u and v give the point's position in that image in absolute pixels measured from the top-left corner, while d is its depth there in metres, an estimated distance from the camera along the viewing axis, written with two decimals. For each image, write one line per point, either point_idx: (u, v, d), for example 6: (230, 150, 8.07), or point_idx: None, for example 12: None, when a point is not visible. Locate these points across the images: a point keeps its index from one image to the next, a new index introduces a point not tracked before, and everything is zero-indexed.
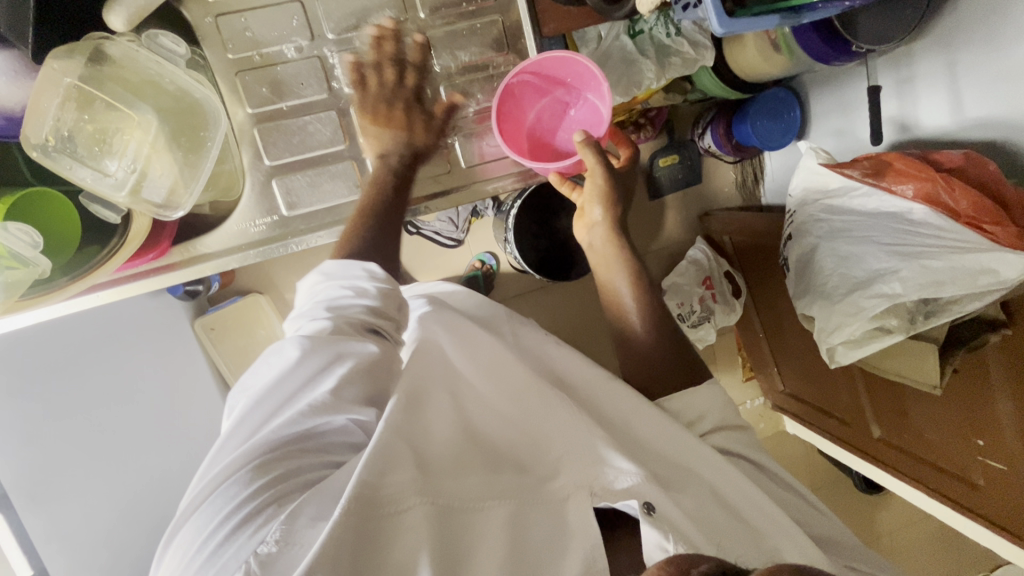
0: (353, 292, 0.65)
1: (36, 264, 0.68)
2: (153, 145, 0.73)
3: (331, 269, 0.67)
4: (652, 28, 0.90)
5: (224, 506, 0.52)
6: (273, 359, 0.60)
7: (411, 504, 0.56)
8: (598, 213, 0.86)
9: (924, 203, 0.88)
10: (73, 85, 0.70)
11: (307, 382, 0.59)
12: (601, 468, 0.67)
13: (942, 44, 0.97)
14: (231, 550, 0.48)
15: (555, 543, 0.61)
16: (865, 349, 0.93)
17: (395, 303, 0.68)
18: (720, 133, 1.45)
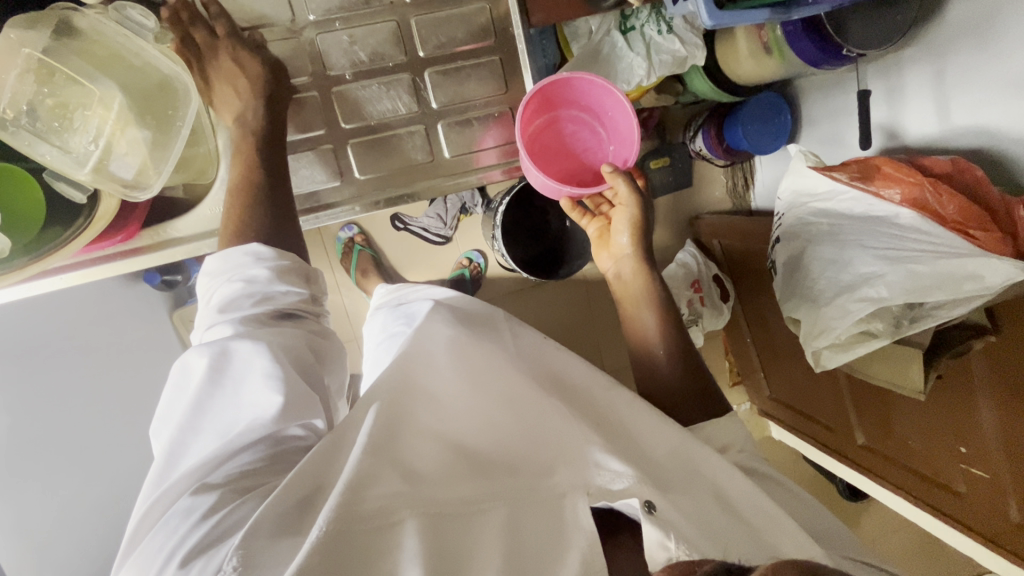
0: (243, 282, 0.62)
1: None
2: (119, 122, 0.69)
3: (216, 264, 0.63)
4: (644, 25, 0.90)
5: (169, 544, 0.49)
6: (184, 380, 0.59)
7: (400, 517, 0.54)
8: (626, 242, 0.86)
9: (911, 207, 0.87)
10: (33, 56, 0.65)
11: (230, 393, 0.58)
12: (590, 467, 0.63)
13: (930, 47, 0.98)
14: (191, 574, 0.46)
15: (553, 541, 0.57)
16: (851, 353, 0.92)
17: (299, 273, 0.66)
18: (711, 136, 1.45)
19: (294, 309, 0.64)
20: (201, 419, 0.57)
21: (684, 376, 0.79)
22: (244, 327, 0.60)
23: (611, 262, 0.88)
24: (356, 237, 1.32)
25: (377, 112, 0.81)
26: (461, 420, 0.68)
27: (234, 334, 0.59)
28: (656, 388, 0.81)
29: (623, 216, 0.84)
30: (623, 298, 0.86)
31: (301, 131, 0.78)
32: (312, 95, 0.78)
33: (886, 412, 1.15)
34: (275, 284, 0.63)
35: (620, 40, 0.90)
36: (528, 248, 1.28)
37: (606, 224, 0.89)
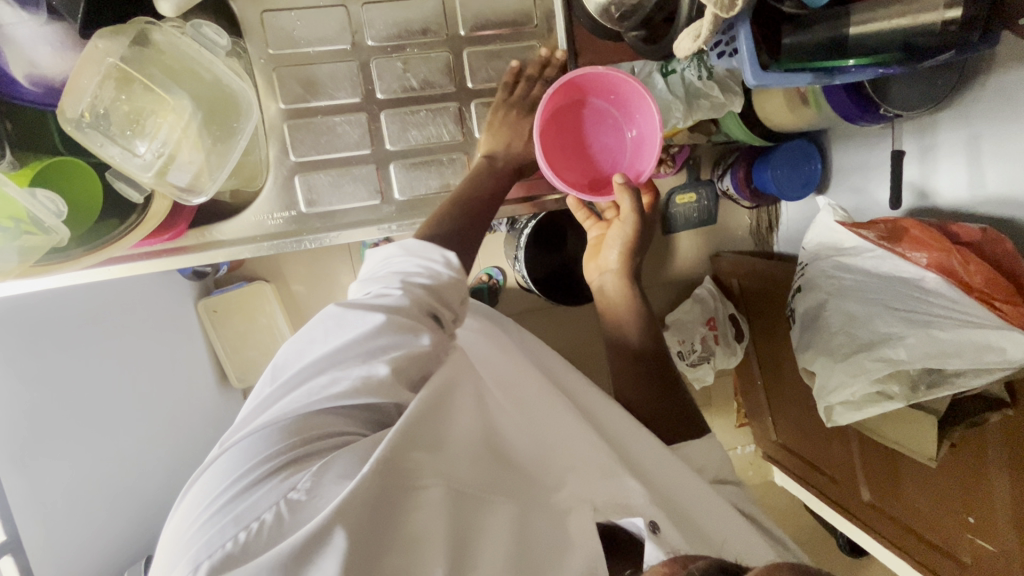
0: (424, 272, 0.65)
1: (55, 234, 0.66)
2: (185, 130, 0.72)
3: (411, 244, 0.67)
4: (684, 70, 0.91)
5: (248, 458, 0.50)
6: (330, 325, 0.59)
7: (429, 483, 0.54)
8: (614, 257, 0.88)
9: (936, 271, 0.87)
10: (114, 65, 0.69)
11: (361, 347, 0.57)
12: (612, 483, 0.66)
13: (965, 117, 0.98)
14: (259, 492, 0.48)
15: (554, 547, 0.59)
16: (865, 412, 0.92)
17: (457, 294, 0.66)
18: (739, 177, 1.46)
19: (437, 310, 0.64)
20: (316, 373, 0.56)
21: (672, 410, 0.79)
22: (407, 306, 0.60)
23: (597, 274, 0.90)
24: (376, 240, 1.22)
25: (424, 135, 0.83)
26: (499, 433, 0.71)
27: (395, 310, 0.59)
28: (641, 404, 0.81)
29: (617, 232, 0.86)
30: (607, 308, 0.88)
31: (349, 149, 0.81)
32: (363, 115, 0.81)
33: (894, 469, 1.14)
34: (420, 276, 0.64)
35: (661, 83, 0.92)
36: (548, 271, 1.30)
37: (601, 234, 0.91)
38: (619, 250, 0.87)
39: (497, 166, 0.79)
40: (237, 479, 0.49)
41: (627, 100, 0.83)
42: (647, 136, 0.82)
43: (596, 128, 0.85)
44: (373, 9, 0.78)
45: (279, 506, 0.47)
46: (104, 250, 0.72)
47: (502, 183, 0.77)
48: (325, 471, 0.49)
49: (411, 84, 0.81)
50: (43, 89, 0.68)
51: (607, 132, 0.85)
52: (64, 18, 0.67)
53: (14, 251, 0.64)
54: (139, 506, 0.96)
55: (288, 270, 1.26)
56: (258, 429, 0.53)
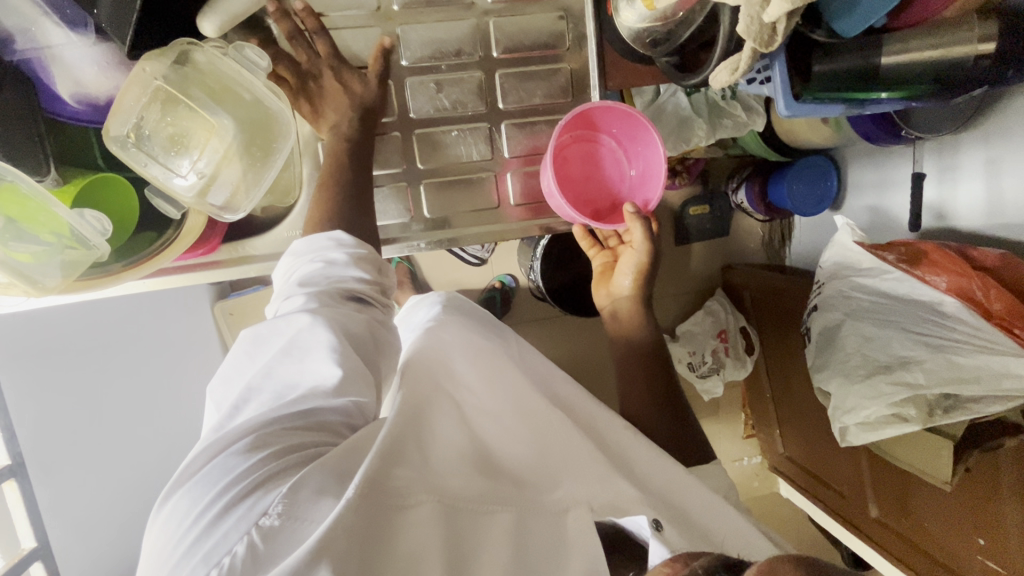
0: (323, 262, 0.65)
1: (97, 249, 0.67)
2: (225, 150, 0.72)
3: (299, 247, 0.67)
4: (709, 89, 0.93)
5: (215, 484, 0.51)
6: (252, 348, 0.61)
7: (418, 500, 0.56)
8: (626, 284, 0.87)
9: (956, 296, 0.88)
10: (161, 87, 0.70)
11: (295, 358, 0.59)
12: (603, 484, 0.67)
13: (987, 143, 0.99)
14: (229, 521, 0.48)
15: (553, 552, 0.61)
16: (880, 434, 0.92)
17: (373, 265, 0.67)
18: (755, 191, 1.46)
19: (362, 293, 0.65)
20: (259, 385, 0.59)
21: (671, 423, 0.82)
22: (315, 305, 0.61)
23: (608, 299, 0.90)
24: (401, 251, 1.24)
25: (453, 152, 0.84)
26: (481, 429, 0.71)
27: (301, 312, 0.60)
28: (636, 405, 0.83)
29: (630, 259, 0.86)
30: (618, 334, 0.88)
31: (378, 165, 0.82)
32: (393, 132, 0.82)
33: (902, 487, 1.15)
34: (347, 269, 0.65)
35: (684, 101, 0.93)
36: (564, 282, 1.30)
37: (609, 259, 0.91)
38: (629, 275, 0.87)
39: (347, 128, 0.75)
40: (205, 510, 0.49)
41: (631, 137, 0.84)
42: (652, 170, 0.82)
43: (598, 161, 0.87)
44: (407, 28, 0.79)
45: (250, 535, 0.47)
46: (143, 265, 0.74)
47: (364, 136, 0.76)
48: (299, 490, 0.50)
49: (442, 101, 0.82)
50: (89, 107, 0.70)
51: (610, 164, 0.87)
52: (110, 39, 0.68)
53: (56, 267, 0.65)
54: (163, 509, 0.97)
55: None
56: (223, 449, 0.54)
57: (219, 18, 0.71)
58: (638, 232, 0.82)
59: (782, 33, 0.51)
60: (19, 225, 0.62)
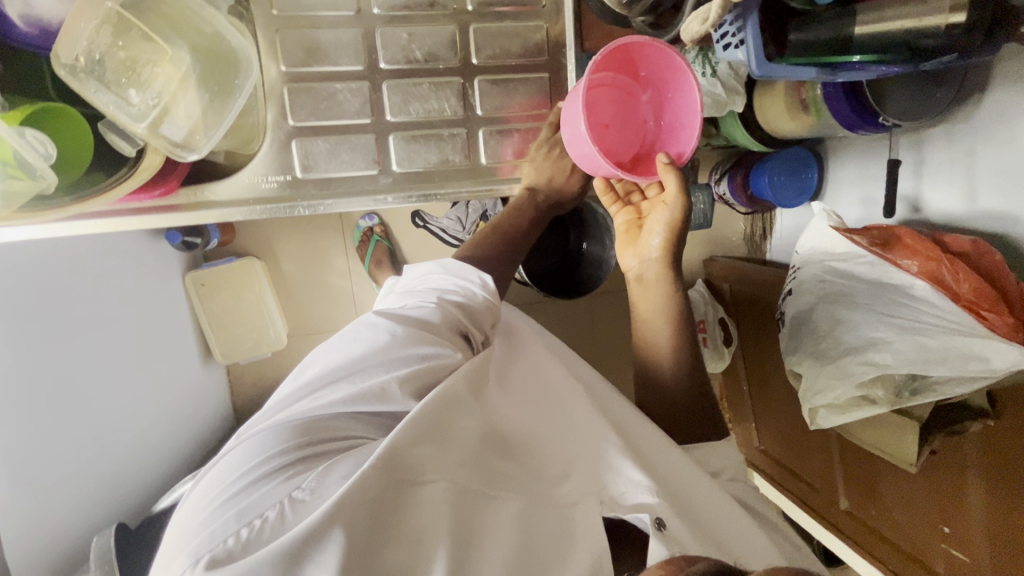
0: (460, 292, 0.75)
1: (43, 179, 0.64)
2: (182, 81, 0.69)
3: (449, 263, 0.77)
4: (688, 65, 0.93)
5: (260, 452, 0.54)
6: (351, 338, 0.66)
7: (433, 479, 0.55)
8: (656, 243, 0.81)
9: (927, 280, 0.88)
10: (113, 10, 0.66)
11: (380, 359, 0.63)
12: (613, 475, 0.63)
13: (957, 128, 1.00)
14: (263, 489, 0.51)
15: (562, 539, 0.58)
16: (849, 416, 0.91)
17: (488, 316, 0.76)
18: (737, 182, 1.47)
19: (467, 331, 0.73)
20: (343, 373, 0.62)
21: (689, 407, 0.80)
22: (437, 324, 0.70)
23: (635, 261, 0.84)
24: (376, 228, 1.29)
25: (425, 109, 0.83)
26: (509, 414, 0.71)
27: (427, 324, 0.69)
28: (664, 400, 0.82)
29: (659, 217, 0.80)
30: (642, 300, 0.83)
31: (348, 117, 0.81)
32: (364, 83, 0.81)
33: (872, 476, 1.15)
34: (451, 292, 0.75)
35: None
36: (540, 264, 1.29)
37: (634, 217, 0.85)
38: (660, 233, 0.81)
39: (537, 201, 0.85)
40: (245, 472, 0.52)
41: (663, 82, 0.79)
42: (682, 118, 0.78)
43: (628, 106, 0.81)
44: None
45: (282, 505, 0.49)
46: (93, 200, 0.70)
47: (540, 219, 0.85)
48: (329, 473, 0.52)
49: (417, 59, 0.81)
50: (39, 32, 0.67)
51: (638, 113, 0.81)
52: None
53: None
54: (124, 479, 0.93)
55: (279, 247, 1.25)
56: (282, 422, 0.58)
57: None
58: (670, 183, 0.77)
59: None
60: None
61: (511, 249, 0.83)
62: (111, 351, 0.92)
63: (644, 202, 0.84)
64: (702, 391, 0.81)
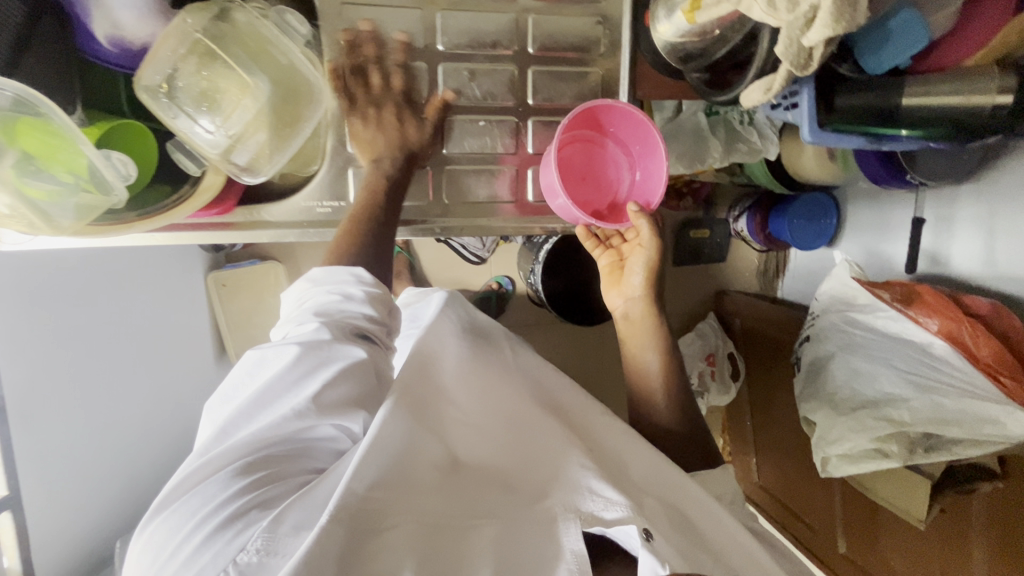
0: (341, 297, 0.62)
1: (114, 194, 0.63)
2: (255, 112, 0.71)
3: (320, 275, 0.65)
4: (728, 111, 0.94)
5: (201, 507, 0.51)
6: (255, 368, 0.59)
7: (395, 521, 0.54)
8: (638, 282, 0.85)
9: (945, 339, 0.90)
10: (200, 40, 0.68)
11: (291, 391, 0.58)
12: (580, 496, 0.62)
13: (983, 192, 1.02)
14: (209, 554, 0.48)
15: (544, 557, 0.57)
16: (860, 467, 0.92)
17: (386, 307, 0.65)
18: (755, 221, 1.49)
19: (369, 333, 0.63)
20: (237, 425, 0.57)
21: (681, 422, 0.82)
22: (327, 335, 0.59)
23: (621, 300, 0.87)
24: None
25: (477, 139, 0.84)
26: (466, 441, 0.70)
27: (314, 342, 0.58)
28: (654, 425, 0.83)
29: (639, 256, 0.84)
30: (627, 338, 0.86)
31: None
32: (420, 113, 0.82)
33: (873, 524, 1.16)
34: (362, 306, 0.62)
35: (704, 123, 0.95)
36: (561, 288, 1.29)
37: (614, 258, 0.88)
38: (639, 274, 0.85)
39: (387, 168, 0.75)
40: (187, 535, 0.50)
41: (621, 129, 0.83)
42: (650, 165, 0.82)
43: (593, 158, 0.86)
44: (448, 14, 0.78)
45: (225, 573, 0.46)
46: (157, 217, 0.70)
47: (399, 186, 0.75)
48: (279, 524, 0.49)
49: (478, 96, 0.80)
50: (118, 50, 0.68)
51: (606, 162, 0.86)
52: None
53: (70, 208, 0.60)
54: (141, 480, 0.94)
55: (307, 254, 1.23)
56: (217, 470, 0.54)
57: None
58: (648, 234, 0.81)
59: (819, 56, 0.51)
60: (30, 173, 0.57)
61: (384, 224, 0.72)
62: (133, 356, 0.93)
63: (624, 243, 0.87)
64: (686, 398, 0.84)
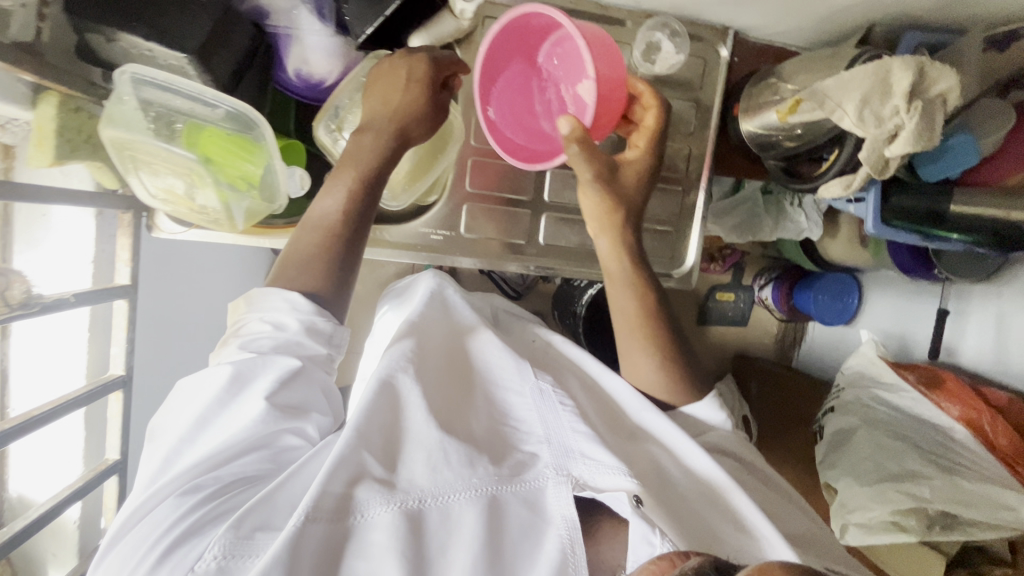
0: (274, 326, 0.56)
1: (277, 203, 0.60)
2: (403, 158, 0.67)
3: (255, 296, 0.57)
4: (780, 193, 1.03)
5: (147, 536, 0.48)
6: (185, 394, 0.54)
7: (379, 504, 0.53)
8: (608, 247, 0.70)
9: (965, 426, 0.97)
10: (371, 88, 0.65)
11: (230, 413, 0.53)
12: (575, 464, 0.61)
13: (997, 293, 1.10)
14: (168, 567, 0.46)
15: (531, 528, 0.57)
16: (877, 537, 0.97)
17: (325, 337, 0.57)
18: (781, 292, 1.57)
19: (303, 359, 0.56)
20: (181, 451, 0.52)
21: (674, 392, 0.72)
22: (258, 366, 0.53)
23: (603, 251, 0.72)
24: None
25: None
26: (448, 402, 0.66)
27: (241, 372, 0.53)
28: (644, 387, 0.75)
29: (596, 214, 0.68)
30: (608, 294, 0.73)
31: None
32: None
33: None
34: (299, 335, 0.55)
35: (758, 200, 1.04)
36: None
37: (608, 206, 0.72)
38: (600, 202, 0.67)
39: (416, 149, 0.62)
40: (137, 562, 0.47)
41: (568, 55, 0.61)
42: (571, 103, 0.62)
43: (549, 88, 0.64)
44: None
45: None
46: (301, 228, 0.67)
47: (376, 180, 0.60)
48: (239, 526, 0.48)
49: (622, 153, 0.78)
50: (301, 81, 0.65)
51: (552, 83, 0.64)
52: (348, 35, 0.61)
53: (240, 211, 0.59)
54: None
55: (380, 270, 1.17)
56: (167, 493, 0.50)
57: (431, 36, 0.66)
58: (586, 166, 0.61)
59: (895, 164, 0.60)
60: (214, 174, 0.55)
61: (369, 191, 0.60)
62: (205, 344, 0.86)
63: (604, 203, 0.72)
64: (676, 347, 0.72)
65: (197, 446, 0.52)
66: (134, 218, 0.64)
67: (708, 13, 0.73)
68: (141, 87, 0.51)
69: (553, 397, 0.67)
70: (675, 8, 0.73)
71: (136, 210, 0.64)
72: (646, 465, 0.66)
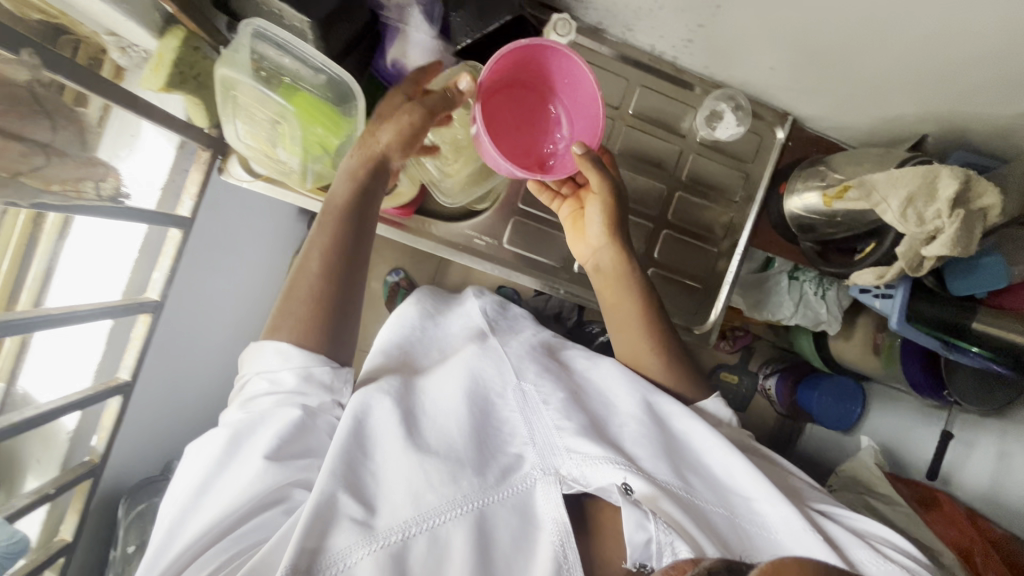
0: (270, 380, 0.53)
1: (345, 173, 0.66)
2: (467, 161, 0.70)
3: (252, 355, 0.55)
4: (806, 281, 1.05)
5: None
6: (191, 464, 0.52)
7: (360, 549, 0.47)
8: (598, 231, 0.68)
9: (955, 553, 0.94)
10: None
11: (229, 476, 0.50)
12: (581, 479, 0.54)
13: (1000, 423, 1.05)
14: None
15: (521, 547, 0.51)
16: None
17: (331, 375, 0.54)
18: (784, 385, 1.49)
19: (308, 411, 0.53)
20: (178, 527, 0.48)
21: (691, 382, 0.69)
22: (257, 427, 0.51)
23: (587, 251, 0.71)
24: (402, 284, 1.09)
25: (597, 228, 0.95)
26: (425, 414, 0.59)
27: (238, 438, 0.50)
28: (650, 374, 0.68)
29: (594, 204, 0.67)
30: (602, 294, 0.70)
31: None
32: None
33: None
34: (297, 381, 0.52)
35: (784, 283, 1.06)
36: None
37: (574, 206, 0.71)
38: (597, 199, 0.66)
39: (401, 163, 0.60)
40: None
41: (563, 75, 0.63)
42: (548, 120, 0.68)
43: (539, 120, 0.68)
44: None
45: None
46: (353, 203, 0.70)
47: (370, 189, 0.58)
48: None
49: (669, 208, 0.83)
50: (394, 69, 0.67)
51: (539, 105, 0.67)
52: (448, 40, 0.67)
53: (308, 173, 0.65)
54: None
55: (376, 272, 1.11)
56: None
57: None
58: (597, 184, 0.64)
59: (927, 266, 0.64)
60: (298, 135, 0.60)
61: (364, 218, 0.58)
62: (221, 295, 0.85)
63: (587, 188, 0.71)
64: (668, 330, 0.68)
65: (195, 518, 0.49)
66: (212, 159, 0.67)
67: (772, 95, 0.78)
68: (256, 43, 0.55)
69: (535, 398, 0.61)
70: (744, 85, 0.78)
71: (216, 152, 0.67)
72: (644, 443, 0.59)
